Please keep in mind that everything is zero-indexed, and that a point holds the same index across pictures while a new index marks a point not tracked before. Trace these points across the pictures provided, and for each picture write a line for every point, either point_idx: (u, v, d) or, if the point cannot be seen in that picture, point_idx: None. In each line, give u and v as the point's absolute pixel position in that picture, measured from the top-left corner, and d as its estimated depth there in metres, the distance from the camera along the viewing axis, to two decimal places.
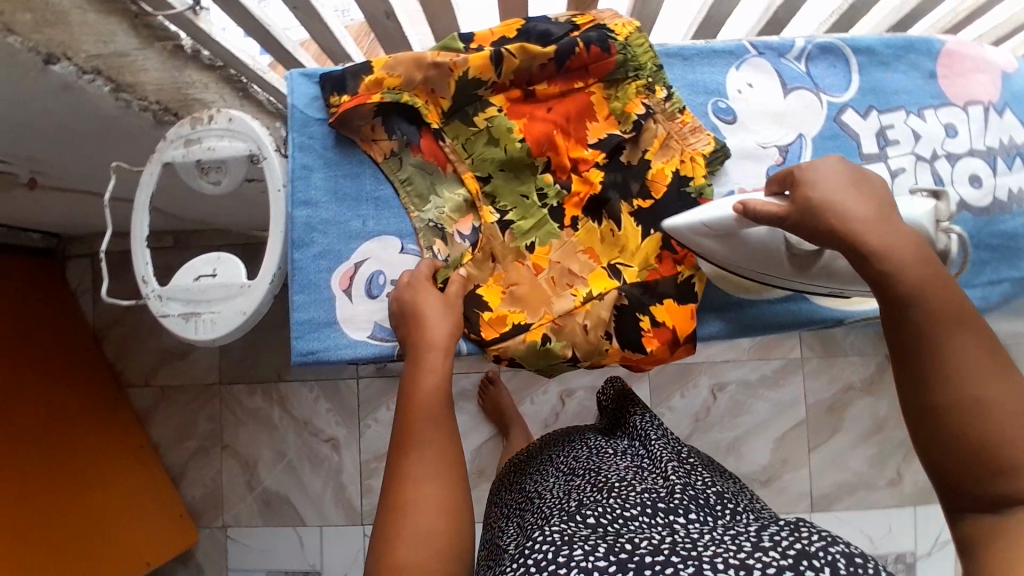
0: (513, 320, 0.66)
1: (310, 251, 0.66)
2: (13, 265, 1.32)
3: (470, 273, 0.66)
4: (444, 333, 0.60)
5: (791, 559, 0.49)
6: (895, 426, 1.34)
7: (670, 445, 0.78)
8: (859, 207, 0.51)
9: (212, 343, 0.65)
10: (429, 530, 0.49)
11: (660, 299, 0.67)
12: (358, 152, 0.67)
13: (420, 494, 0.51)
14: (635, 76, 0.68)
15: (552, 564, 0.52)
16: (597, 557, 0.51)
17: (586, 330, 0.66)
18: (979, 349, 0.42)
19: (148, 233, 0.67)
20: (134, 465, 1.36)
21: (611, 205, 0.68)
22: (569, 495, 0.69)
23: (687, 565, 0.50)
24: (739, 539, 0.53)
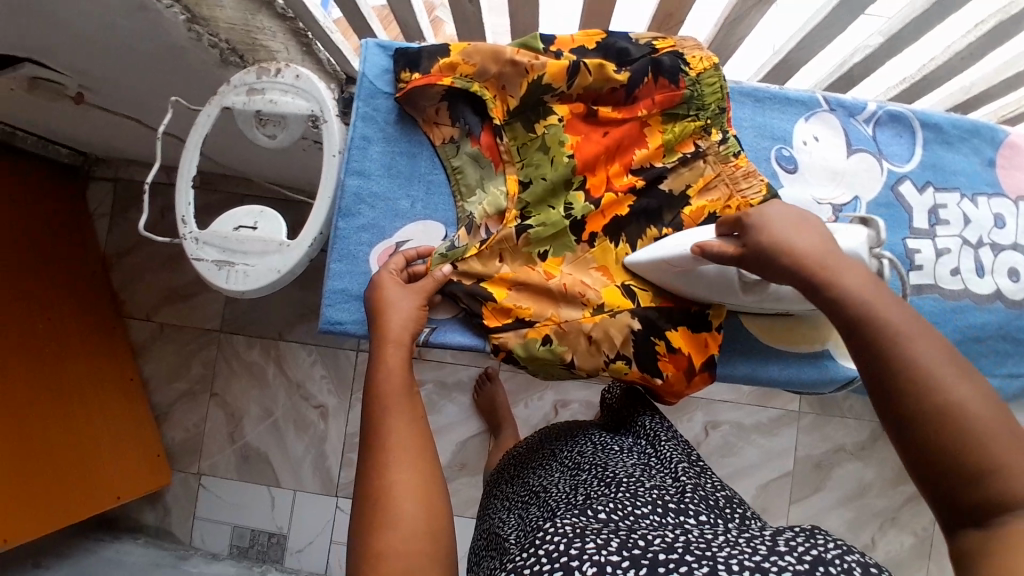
0: (518, 314, 0.63)
1: (355, 223, 0.65)
2: (38, 175, 1.32)
3: (472, 267, 0.63)
4: (398, 325, 0.59)
5: (808, 564, 0.50)
6: (878, 495, 1.34)
7: (677, 446, 0.82)
8: (804, 242, 0.56)
9: (241, 295, 0.64)
10: (405, 515, 0.49)
11: (676, 325, 0.65)
12: (417, 132, 0.67)
13: (398, 480, 0.51)
14: (695, 115, 0.66)
15: (564, 556, 0.53)
16: (609, 552, 0.53)
17: (591, 341, 0.63)
18: (943, 357, 0.45)
19: (194, 172, 0.67)
20: (120, 394, 1.36)
21: (631, 230, 0.67)
22: (576, 490, 0.71)
23: (702, 565, 0.52)
24: (755, 543, 0.55)
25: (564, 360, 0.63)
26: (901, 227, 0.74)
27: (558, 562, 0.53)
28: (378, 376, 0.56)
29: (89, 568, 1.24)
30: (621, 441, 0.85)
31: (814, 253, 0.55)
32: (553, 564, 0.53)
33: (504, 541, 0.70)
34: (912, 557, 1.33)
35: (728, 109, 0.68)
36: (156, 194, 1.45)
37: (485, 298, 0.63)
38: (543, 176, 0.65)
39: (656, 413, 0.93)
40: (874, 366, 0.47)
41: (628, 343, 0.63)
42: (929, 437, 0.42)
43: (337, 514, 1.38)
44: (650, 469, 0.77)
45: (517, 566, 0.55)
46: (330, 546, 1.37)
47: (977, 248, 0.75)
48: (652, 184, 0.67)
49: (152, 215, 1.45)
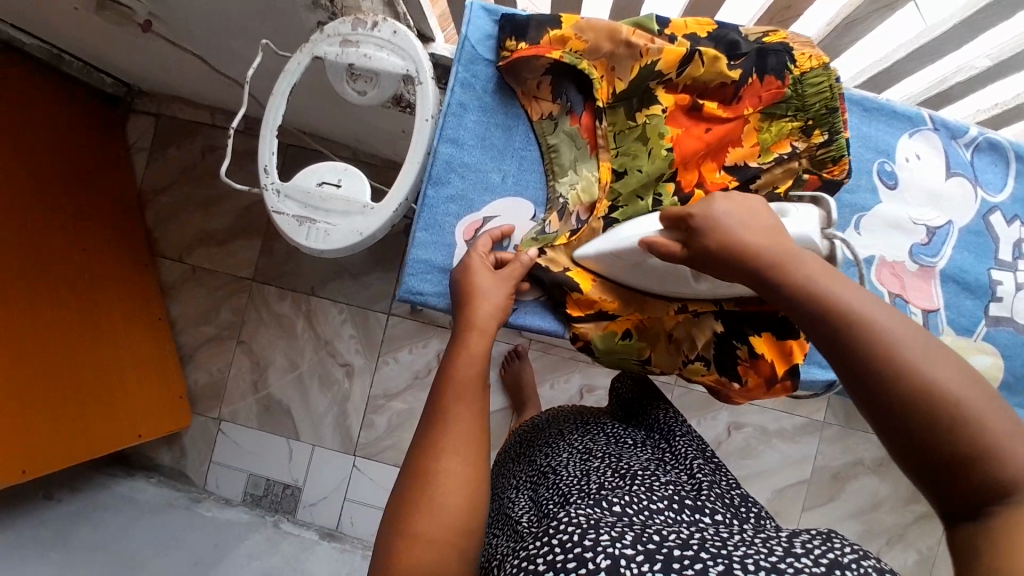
0: (601, 306, 0.63)
1: (444, 192, 0.64)
2: (80, 101, 1.29)
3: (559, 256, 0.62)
4: (487, 315, 0.56)
5: (824, 567, 0.48)
6: (890, 511, 1.35)
7: (691, 442, 0.84)
8: (749, 230, 0.51)
9: (317, 254, 0.63)
10: (449, 504, 0.47)
11: (759, 329, 0.62)
12: (514, 104, 0.65)
13: (443, 467, 0.48)
14: (793, 116, 0.62)
15: (578, 548, 0.51)
16: (624, 545, 0.51)
17: (670, 339, 0.64)
18: (923, 343, 0.42)
19: (279, 121, 0.64)
20: (147, 333, 1.35)
21: None
22: (587, 476, 0.70)
23: (717, 563, 0.49)
24: (771, 544, 0.52)
25: (641, 355, 0.64)
26: (986, 257, 0.72)
27: (573, 554, 0.50)
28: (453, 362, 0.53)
29: (106, 502, 1.24)
30: (634, 435, 0.84)
31: (768, 246, 0.49)
32: (567, 555, 0.51)
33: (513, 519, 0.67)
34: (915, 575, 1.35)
35: (841, 109, 0.62)
36: (197, 134, 1.42)
37: (571, 288, 0.61)
38: (639, 167, 0.62)
39: (670, 407, 0.93)
40: (855, 364, 0.43)
41: (709, 346, 0.63)
42: (929, 434, 0.40)
43: (354, 473, 1.39)
44: (664, 465, 0.77)
45: (532, 556, 0.53)
46: (344, 503, 1.39)
47: None
48: (743, 186, 0.62)
49: (191, 155, 1.42)
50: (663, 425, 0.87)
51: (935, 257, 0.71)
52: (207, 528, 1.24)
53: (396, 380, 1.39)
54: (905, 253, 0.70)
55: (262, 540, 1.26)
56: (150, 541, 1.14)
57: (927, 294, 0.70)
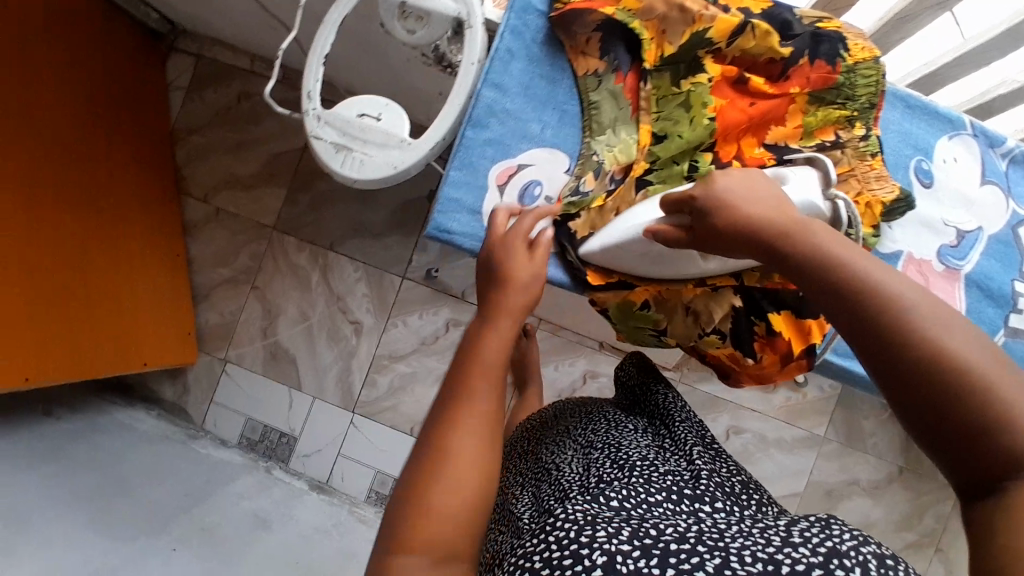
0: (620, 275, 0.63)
1: (482, 135, 0.64)
2: (125, 31, 1.30)
3: (591, 219, 0.62)
4: (518, 296, 0.55)
5: (821, 557, 0.46)
6: (880, 535, 1.33)
7: (692, 427, 0.83)
8: (757, 203, 0.50)
9: (350, 184, 0.63)
10: (454, 483, 0.46)
11: (778, 308, 0.61)
12: (561, 59, 0.65)
13: (459, 445, 0.47)
14: (841, 105, 0.62)
15: (574, 545, 0.50)
16: (619, 541, 0.50)
17: (687, 313, 0.64)
18: (936, 311, 0.41)
19: (326, 51, 0.65)
20: (164, 267, 1.36)
21: None
22: (588, 473, 0.70)
23: (714, 556, 0.49)
24: (767, 532, 0.51)
25: (657, 326, 0.65)
26: (1012, 268, 0.70)
27: (569, 551, 0.50)
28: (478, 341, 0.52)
29: (106, 426, 1.25)
30: (635, 422, 0.85)
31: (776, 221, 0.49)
32: (564, 552, 0.50)
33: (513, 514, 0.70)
34: None
35: (879, 107, 0.63)
36: (236, 79, 1.44)
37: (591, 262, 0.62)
38: (679, 133, 0.62)
39: (668, 387, 0.93)
40: (863, 337, 0.42)
41: (726, 319, 0.63)
42: (942, 403, 0.39)
43: (350, 429, 1.40)
44: (664, 452, 0.76)
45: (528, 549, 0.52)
46: (337, 458, 1.40)
47: None
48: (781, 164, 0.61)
49: (227, 99, 1.44)
50: (663, 409, 0.87)
51: (962, 260, 0.69)
52: (201, 464, 1.26)
53: (402, 343, 1.40)
54: (934, 253, 0.69)
55: (253, 483, 1.27)
56: (144, 468, 1.16)
57: (951, 296, 0.69)
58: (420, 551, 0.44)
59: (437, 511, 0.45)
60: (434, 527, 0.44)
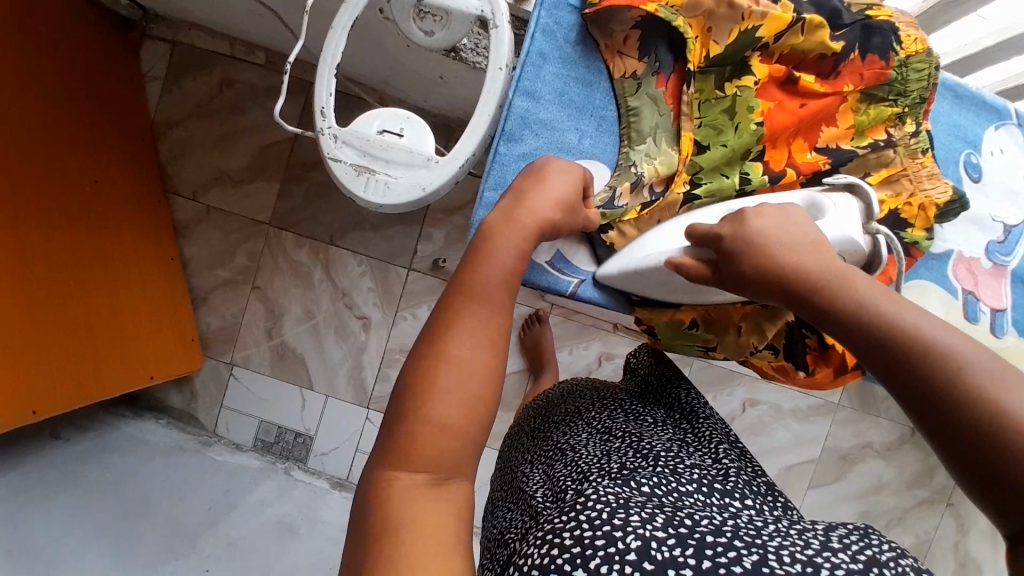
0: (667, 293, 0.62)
1: (516, 149, 0.60)
2: (91, 22, 1.20)
3: (626, 232, 0.60)
4: (540, 207, 0.54)
5: (862, 564, 0.44)
6: (892, 495, 1.37)
7: (715, 426, 0.83)
8: (796, 239, 0.49)
9: (373, 208, 0.59)
10: (456, 392, 0.47)
11: None
12: (597, 59, 0.61)
13: (458, 354, 0.48)
14: (894, 101, 0.58)
15: (607, 524, 0.47)
16: (655, 527, 0.47)
17: (739, 331, 0.61)
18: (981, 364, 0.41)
19: (337, 60, 0.59)
20: (159, 273, 1.30)
21: None
22: (609, 457, 0.68)
23: (751, 552, 0.45)
24: (804, 534, 0.49)
25: (707, 343, 0.63)
26: None
27: (602, 530, 0.46)
28: (493, 227, 0.53)
29: (117, 442, 1.23)
30: (655, 414, 0.82)
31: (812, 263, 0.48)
32: (596, 532, 0.47)
33: (529, 495, 0.68)
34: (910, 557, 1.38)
35: (931, 100, 0.59)
36: (216, 67, 1.34)
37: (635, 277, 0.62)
38: (724, 142, 0.58)
39: (691, 386, 0.91)
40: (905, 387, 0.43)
41: (779, 336, 0.61)
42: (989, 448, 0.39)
43: (366, 425, 1.38)
44: (687, 445, 0.74)
45: (555, 527, 0.49)
46: (355, 454, 1.39)
47: None
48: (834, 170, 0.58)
49: (208, 89, 1.34)
50: (685, 405, 0.85)
51: (1009, 256, 0.67)
52: (219, 473, 1.24)
53: (412, 337, 1.37)
54: (982, 250, 0.66)
55: (274, 488, 1.26)
56: (162, 485, 1.13)
57: (997, 294, 0.67)
58: (422, 469, 0.45)
59: (444, 426, 0.46)
60: (439, 444, 0.46)
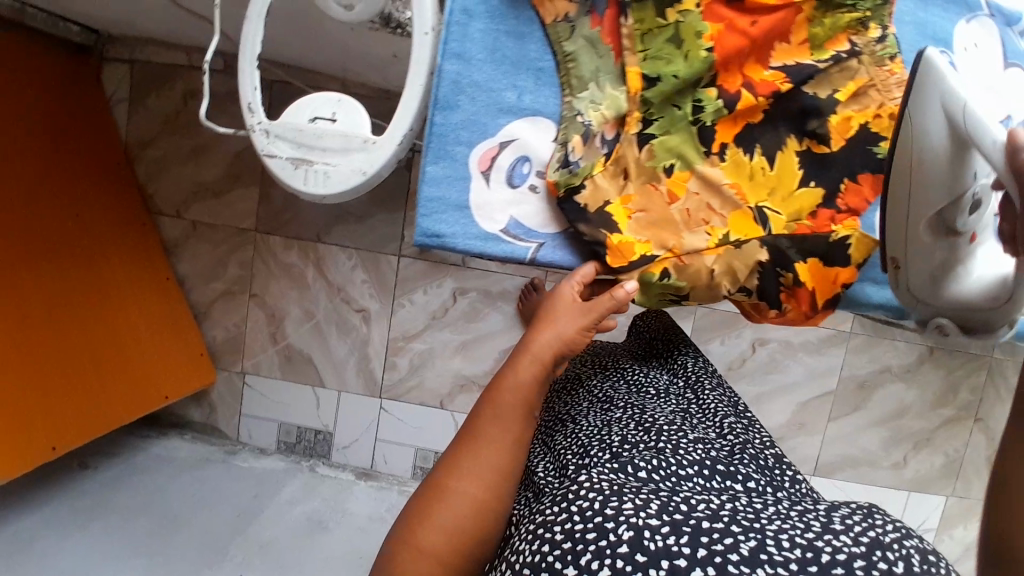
0: (641, 251, 0.54)
1: (453, 118, 0.53)
2: (48, 56, 1.19)
3: (598, 185, 0.54)
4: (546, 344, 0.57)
5: (864, 547, 0.44)
6: (916, 417, 1.34)
7: (722, 396, 0.80)
8: None
9: (318, 200, 0.57)
10: (448, 522, 0.49)
11: (805, 257, 0.55)
12: (524, 6, 0.54)
13: (459, 489, 0.50)
14: (852, 6, 0.53)
15: (598, 516, 0.46)
16: (649, 515, 0.46)
17: (711, 276, 0.55)
18: None
19: (259, 49, 0.57)
20: (157, 295, 1.31)
21: (766, 140, 0.56)
22: (608, 429, 0.66)
23: (749, 538, 0.45)
24: (805, 516, 0.48)
25: (679, 292, 0.56)
26: None
27: (592, 522, 0.46)
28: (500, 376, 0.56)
29: (144, 463, 1.27)
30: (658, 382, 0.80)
31: None
32: (586, 524, 0.46)
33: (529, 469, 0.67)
34: (940, 476, 1.36)
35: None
36: (176, 80, 1.32)
37: (611, 227, 0.53)
38: (674, 73, 0.53)
39: (700, 353, 0.89)
40: None
41: (753, 278, 0.56)
42: None
43: (381, 414, 1.40)
44: (690, 419, 0.73)
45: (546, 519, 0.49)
46: (376, 444, 1.40)
47: None
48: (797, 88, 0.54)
49: (174, 104, 1.33)
50: (689, 375, 0.83)
51: None
52: (246, 480, 1.28)
53: (413, 323, 1.37)
54: None
55: (300, 486, 1.30)
56: (191, 499, 1.17)
57: None
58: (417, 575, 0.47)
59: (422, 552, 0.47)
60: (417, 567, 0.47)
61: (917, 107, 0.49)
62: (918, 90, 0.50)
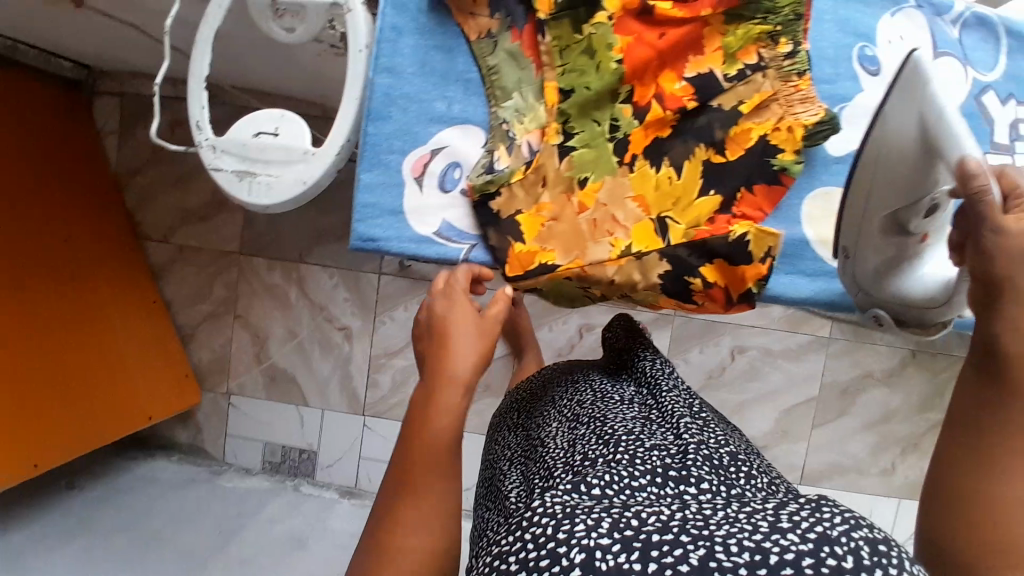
0: (544, 260, 0.57)
1: (385, 128, 0.58)
2: (40, 90, 1.25)
3: (514, 194, 0.57)
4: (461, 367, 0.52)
5: (812, 544, 0.37)
6: (902, 422, 1.33)
7: (684, 397, 0.71)
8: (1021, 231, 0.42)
9: (264, 210, 0.60)
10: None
11: (709, 259, 0.57)
12: (451, 24, 0.58)
13: (406, 544, 0.47)
14: (762, 19, 0.56)
15: (551, 540, 0.39)
16: (599, 533, 0.39)
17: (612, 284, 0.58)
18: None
19: (207, 72, 0.61)
20: (144, 318, 1.35)
21: (676, 153, 0.58)
22: (573, 446, 0.61)
23: (697, 546, 0.38)
24: (752, 513, 0.41)
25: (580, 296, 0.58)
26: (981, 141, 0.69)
27: (545, 548, 0.39)
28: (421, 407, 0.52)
29: (129, 483, 1.29)
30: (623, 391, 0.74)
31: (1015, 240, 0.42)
32: (540, 551, 0.39)
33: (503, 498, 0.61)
34: None
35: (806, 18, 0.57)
36: (164, 111, 1.38)
37: (516, 236, 0.57)
38: (587, 85, 0.57)
39: (656, 350, 0.82)
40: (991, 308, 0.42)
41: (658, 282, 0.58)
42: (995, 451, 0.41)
43: (365, 432, 1.40)
44: (650, 422, 0.66)
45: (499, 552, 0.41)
46: (359, 461, 1.41)
47: None
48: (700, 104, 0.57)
49: (162, 133, 1.38)
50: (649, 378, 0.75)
51: None
52: (228, 499, 1.29)
53: (394, 339, 1.38)
54: None
55: (282, 505, 1.31)
56: (173, 517, 1.19)
57: None
58: None
59: None
60: None
61: (894, 106, 0.54)
62: (919, 82, 0.52)
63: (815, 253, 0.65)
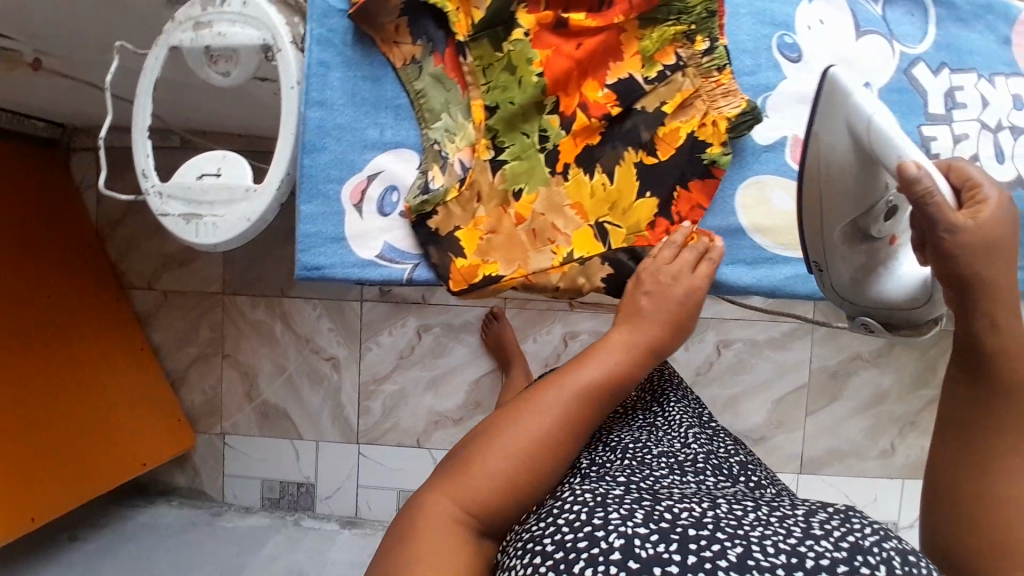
0: (486, 273, 0.59)
1: (321, 158, 0.60)
2: (16, 153, 1.28)
3: (450, 211, 0.59)
4: None
5: (846, 552, 0.38)
6: (896, 401, 1.32)
7: (688, 409, 0.73)
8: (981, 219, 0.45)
9: (213, 249, 0.62)
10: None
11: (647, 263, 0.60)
12: (377, 54, 0.61)
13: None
14: (676, 20, 0.59)
15: (587, 525, 0.41)
16: (636, 523, 0.41)
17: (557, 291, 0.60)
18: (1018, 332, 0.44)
19: (150, 121, 0.63)
20: (134, 366, 1.37)
21: (606, 158, 0.60)
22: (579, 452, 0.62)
23: (735, 544, 0.39)
24: (781, 516, 0.43)
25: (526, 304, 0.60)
26: (914, 112, 0.70)
27: (583, 531, 0.41)
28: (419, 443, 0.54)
29: (130, 532, 1.31)
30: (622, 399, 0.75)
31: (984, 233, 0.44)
32: (577, 533, 0.41)
33: None
34: None
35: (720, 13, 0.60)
36: None
37: (456, 251, 0.59)
38: (511, 99, 0.59)
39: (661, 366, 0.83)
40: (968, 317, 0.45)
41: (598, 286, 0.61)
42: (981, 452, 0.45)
43: (361, 460, 1.40)
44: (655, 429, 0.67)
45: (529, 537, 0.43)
46: (358, 490, 1.41)
47: (996, 132, 0.71)
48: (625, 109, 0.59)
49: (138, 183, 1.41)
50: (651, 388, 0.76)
51: None
52: (226, 540, 1.31)
53: (381, 364, 1.39)
54: None
55: (281, 541, 1.32)
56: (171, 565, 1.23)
57: None
58: None
59: None
60: None
61: (822, 125, 0.57)
62: (841, 97, 0.55)
63: (752, 241, 0.67)
